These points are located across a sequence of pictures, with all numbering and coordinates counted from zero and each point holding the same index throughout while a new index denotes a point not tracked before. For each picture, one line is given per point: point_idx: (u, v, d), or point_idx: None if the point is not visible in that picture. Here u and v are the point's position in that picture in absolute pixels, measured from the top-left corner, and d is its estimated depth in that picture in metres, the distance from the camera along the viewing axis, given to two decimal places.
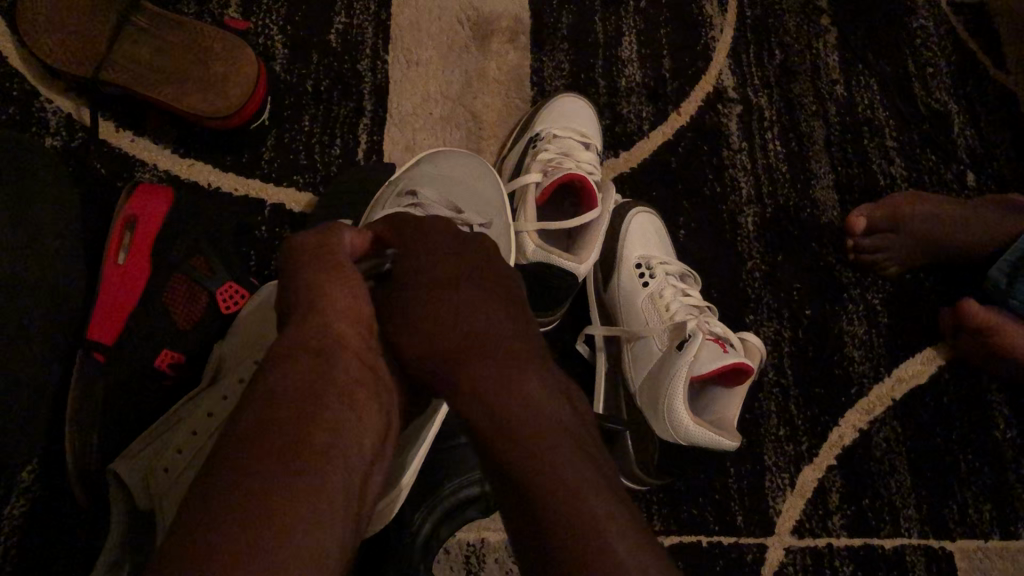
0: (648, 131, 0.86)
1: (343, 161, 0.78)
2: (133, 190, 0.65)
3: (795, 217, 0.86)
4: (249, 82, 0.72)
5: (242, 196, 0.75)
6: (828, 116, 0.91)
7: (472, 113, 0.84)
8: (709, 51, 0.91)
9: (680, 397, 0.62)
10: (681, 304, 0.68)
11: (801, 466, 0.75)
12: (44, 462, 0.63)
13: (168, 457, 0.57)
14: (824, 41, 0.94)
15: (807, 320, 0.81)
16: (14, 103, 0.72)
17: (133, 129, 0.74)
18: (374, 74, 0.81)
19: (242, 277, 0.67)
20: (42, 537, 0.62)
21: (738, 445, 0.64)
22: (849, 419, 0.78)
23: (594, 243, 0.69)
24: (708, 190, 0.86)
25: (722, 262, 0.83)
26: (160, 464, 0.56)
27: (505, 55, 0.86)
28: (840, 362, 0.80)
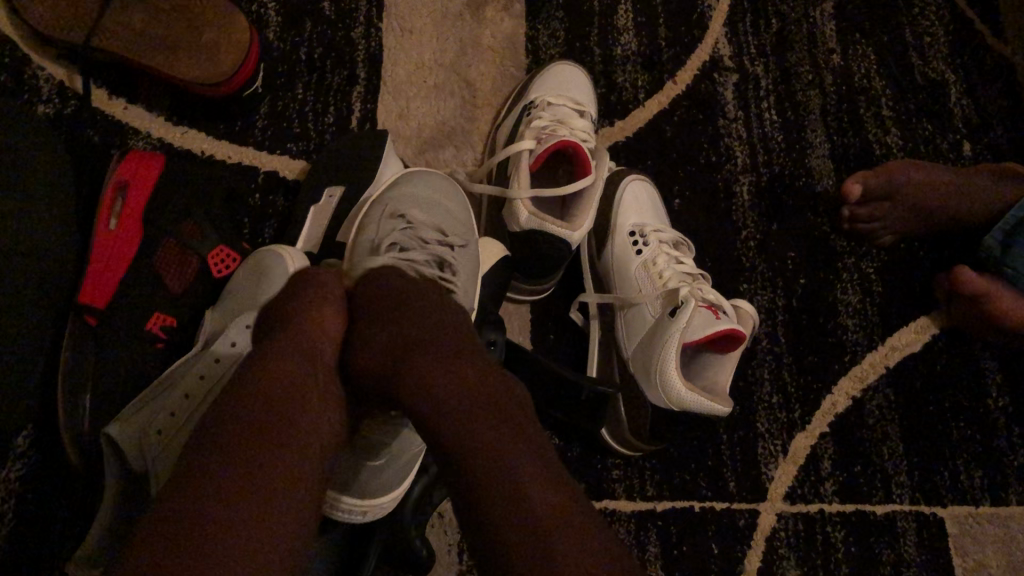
0: (644, 99, 0.86)
1: (337, 130, 0.78)
2: (125, 158, 0.64)
3: (790, 186, 0.86)
4: (242, 49, 0.71)
5: (235, 164, 0.74)
6: (824, 85, 0.91)
7: (467, 81, 0.84)
8: (705, 20, 0.91)
9: (673, 362, 0.63)
10: (674, 271, 0.68)
11: (793, 433, 0.75)
12: (40, 426, 0.63)
13: (162, 422, 0.57)
14: (820, 10, 0.94)
15: (801, 289, 0.81)
16: (6, 71, 0.72)
17: (125, 97, 0.74)
18: (368, 41, 0.81)
19: (236, 243, 0.67)
20: (36, 500, 0.62)
21: (730, 411, 0.64)
22: (842, 387, 0.78)
23: (588, 210, 0.69)
24: (704, 159, 0.85)
25: (718, 230, 0.83)
26: (154, 431, 0.56)
27: (500, 23, 0.85)
28: (833, 331, 0.80)
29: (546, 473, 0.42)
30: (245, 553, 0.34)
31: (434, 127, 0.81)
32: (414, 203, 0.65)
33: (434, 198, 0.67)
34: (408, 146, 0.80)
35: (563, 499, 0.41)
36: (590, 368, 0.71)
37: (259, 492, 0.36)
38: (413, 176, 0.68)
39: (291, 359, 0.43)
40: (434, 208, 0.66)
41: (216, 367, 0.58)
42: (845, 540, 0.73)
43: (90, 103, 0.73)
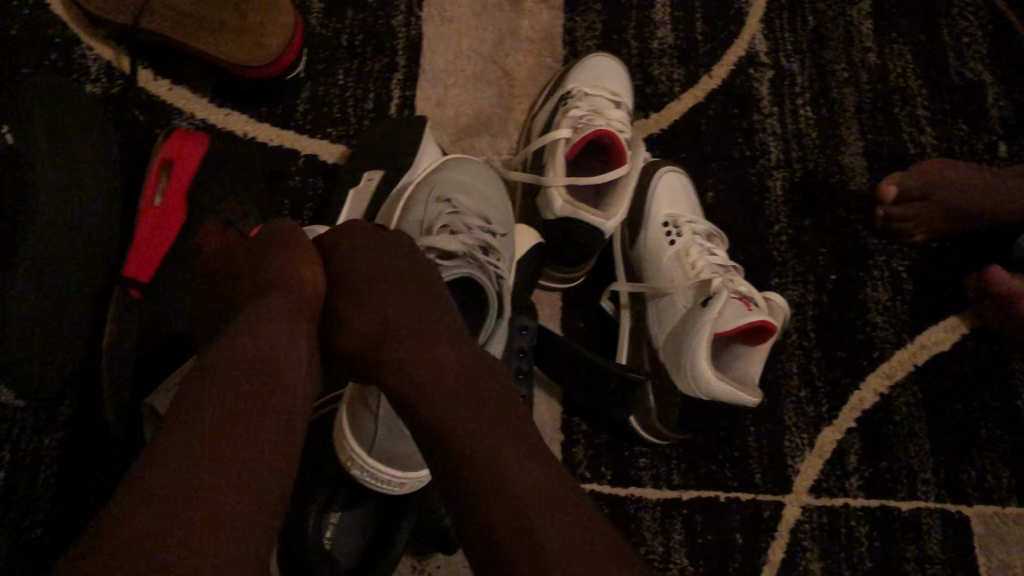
0: (679, 93, 0.87)
1: (376, 115, 0.79)
2: (169, 136, 0.66)
3: (823, 183, 0.86)
4: (287, 35, 0.73)
5: (277, 147, 0.76)
6: (860, 83, 0.91)
7: (504, 71, 0.84)
8: (742, 15, 0.91)
9: (703, 352, 0.63)
10: (706, 263, 0.69)
11: (820, 427, 0.76)
12: (81, 395, 0.66)
13: None
14: (858, 8, 0.94)
15: (831, 285, 0.82)
16: (55, 50, 0.74)
17: (171, 78, 0.76)
18: (409, 30, 0.82)
19: (276, 223, 0.69)
20: (78, 467, 0.64)
21: (758, 402, 0.65)
22: (869, 383, 0.78)
23: (622, 201, 0.70)
24: (738, 154, 0.86)
25: (750, 224, 0.83)
26: None
27: (539, 14, 0.86)
28: (863, 327, 0.80)
29: (526, 456, 0.45)
30: (227, 519, 0.37)
31: (471, 115, 0.82)
32: (463, 189, 0.66)
33: (479, 185, 0.68)
34: (445, 133, 0.81)
35: (547, 480, 0.44)
36: (620, 356, 0.72)
37: (239, 471, 0.39)
38: (459, 163, 0.69)
39: (275, 322, 0.46)
40: (480, 195, 0.67)
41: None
42: (869, 535, 0.74)
43: (136, 84, 0.75)
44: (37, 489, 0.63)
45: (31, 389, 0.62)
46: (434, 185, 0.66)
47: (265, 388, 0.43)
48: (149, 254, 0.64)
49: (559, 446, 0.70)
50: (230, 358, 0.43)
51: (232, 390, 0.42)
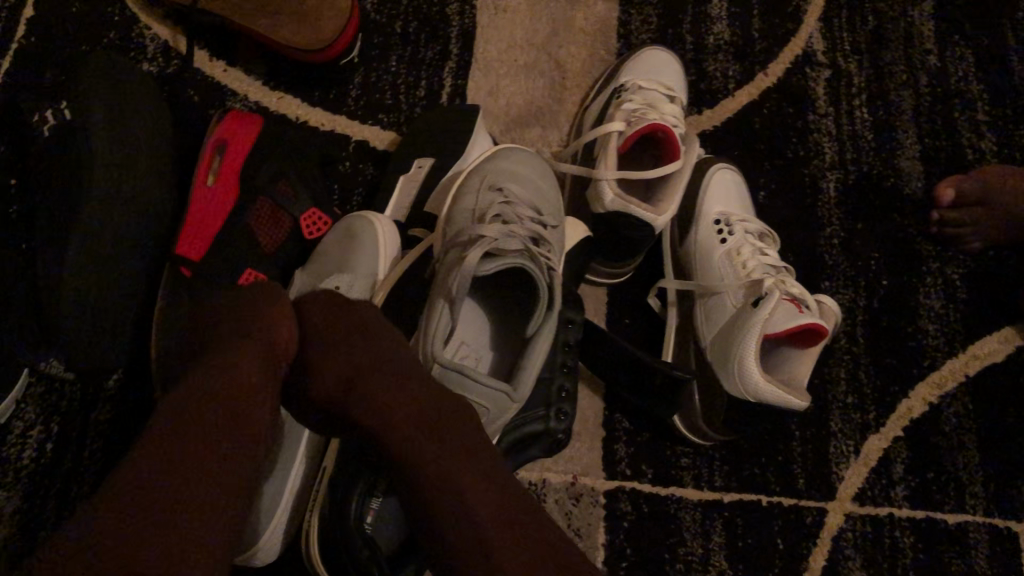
0: (733, 90, 0.86)
1: (428, 103, 0.79)
2: (223, 118, 0.66)
3: (877, 186, 0.85)
4: (343, 17, 0.72)
5: (328, 132, 0.76)
6: (918, 85, 0.89)
7: (557, 62, 0.84)
8: (800, 13, 0.90)
9: (751, 353, 0.62)
10: (758, 263, 0.68)
11: (866, 435, 0.74)
12: (130, 372, 0.66)
13: None
14: (919, 9, 0.92)
15: (882, 291, 0.80)
16: (114, 29, 0.75)
17: (226, 59, 0.76)
18: (463, 18, 0.82)
19: (326, 206, 0.69)
20: (123, 441, 0.65)
21: (806, 406, 0.63)
22: (919, 392, 0.77)
23: (673, 196, 0.69)
24: (791, 153, 0.85)
25: (802, 225, 0.82)
26: None
27: (594, 5, 0.86)
28: (914, 335, 0.79)
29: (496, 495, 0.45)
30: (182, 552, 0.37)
31: (523, 105, 0.82)
32: (514, 179, 0.66)
33: (529, 175, 0.67)
34: (496, 123, 0.81)
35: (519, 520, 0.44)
36: (665, 353, 0.71)
37: (197, 510, 0.40)
38: (511, 153, 0.68)
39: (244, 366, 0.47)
40: (530, 185, 0.66)
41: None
42: (914, 546, 0.72)
43: (192, 64, 0.75)
44: (83, 462, 0.64)
45: (82, 363, 0.63)
46: (485, 175, 0.65)
47: (230, 429, 0.44)
48: (201, 233, 0.65)
49: (601, 442, 0.70)
50: (196, 400, 0.44)
51: (198, 426, 0.43)
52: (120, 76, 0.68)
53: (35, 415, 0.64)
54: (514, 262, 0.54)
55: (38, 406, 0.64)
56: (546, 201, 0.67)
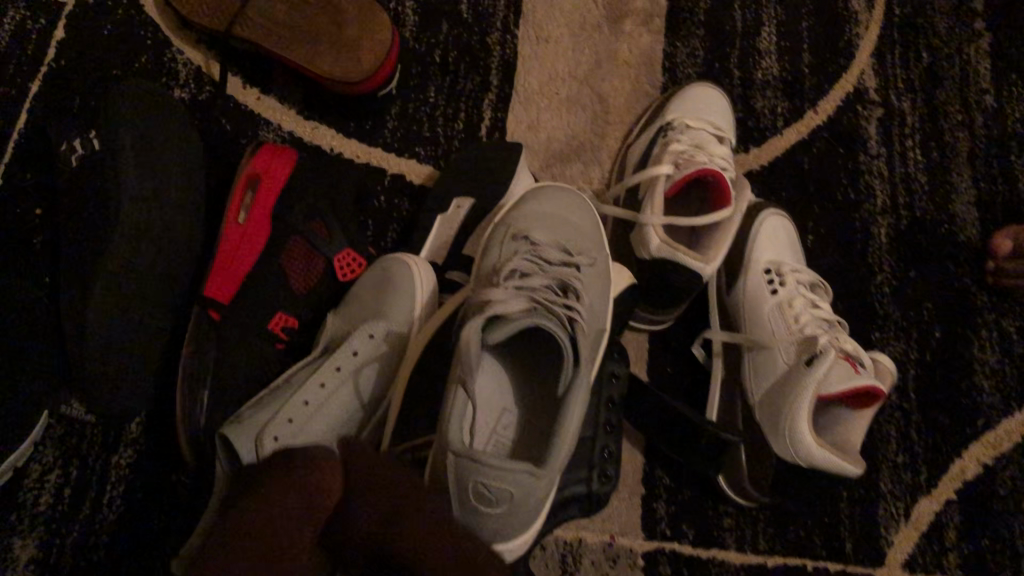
0: (782, 128, 0.83)
1: (466, 137, 0.76)
2: (257, 150, 0.63)
3: (930, 232, 0.81)
4: (384, 47, 0.70)
5: (363, 165, 0.73)
6: (974, 127, 0.86)
7: (600, 95, 0.81)
8: (852, 48, 0.86)
9: (805, 416, 0.59)
10: (811, 316, 0.65)
11: (917, 497, 0.71)
12: (153, 414, 0.64)
13: (280, 424, 0.56)
14: (976, 45, 0.88)
15: (935, 343, 0.77)
16: (147, 52, 0.73)
17: (260, 87, 0.74)
18: (504, 48, 0.79)
19: (360, 245, 0.66)
20: (144, 486, 0.62)
21: (860, 471, 0.60)
22: (973, 452, 0.73)
23: (722, 243, 0.66)
24: (841, 196, 0.81)
25: (851, 272, 0.79)
26: (270, 432, 0.55)
27: (638, 37, 0.83)
28: (967, 391, 0.75)
29: None
30: None
31: (564, 140, 0.79)
32: (544, 223, 0.63)
33: (565, 218, 0.64)
34: (536, 158, 0.78)
35: None
36: (710, 413, 0.67)
37: None
38: (549, 193, 0.65)
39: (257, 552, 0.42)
40: (565, 227, 0.63)
41: (336, 378, 0.59)
42: None
43: (225, 90, 0.73)
44: (102, 508, 0.61)
45: (103, 405, 0.61)
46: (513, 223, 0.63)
47: None
48: (231, 272, 0.62)
49: (640, 499, 0.67)
50: None
51: None
52: (151, 104, 0.66)
53: (54, 457, 0.62)
54: (529, 322, 0.51)
55: (56, 447, 0.62)
56: (585, 243, 0.63)
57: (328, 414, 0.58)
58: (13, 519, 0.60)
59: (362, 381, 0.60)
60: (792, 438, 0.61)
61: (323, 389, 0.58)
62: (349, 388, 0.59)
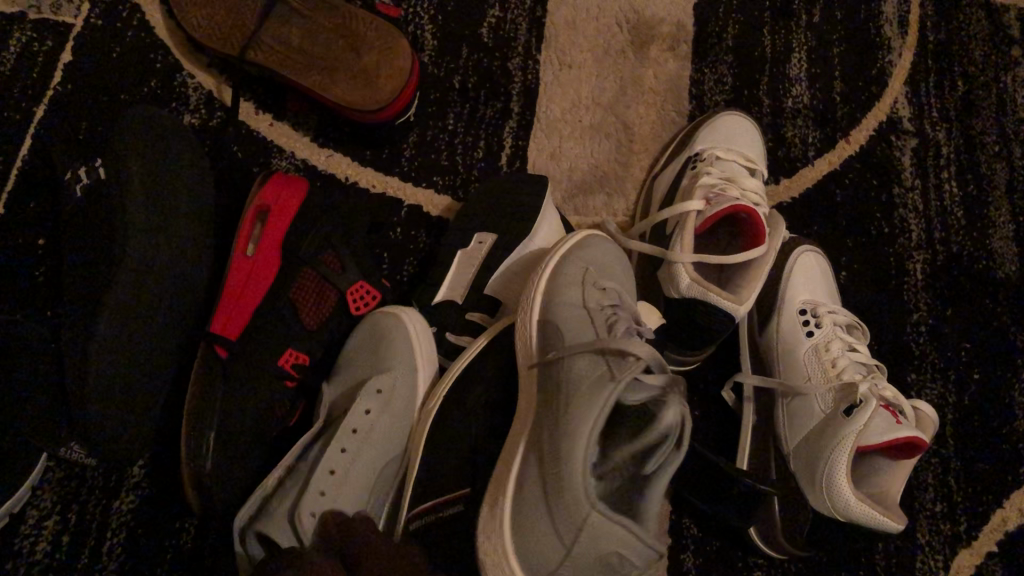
0: (813, 158, 0.80)
1: (485, 166, 0.73)
2: (266, 181, 0.61)
3: (967, 268, 0.78)
4: (400, 75, 0.67)
5: (379, 194, 0.71)
6: (1010, 159, 0.83)
7: (624, 123, 0.78)
8: (885, 76, 0.83)
9: (844, 468, 0.56)
10: (848, 361, 0.62)
11: (957, 549, 0.67)
12: (157, 455, 0.61)
13: (311, 500, 0.55)
14: (1012, 74, 0.85)
15: (974, 386, 0.73)
16: (156, 76, 0.70)
17: (273, 113, 0.71)
18: (525, 73, 0.76)
19: (375, 280, 0.63)
20: (146, 532, 0.60)
21: (902, 527, 0.57)
22: (1015, 501, 0.69)
23: (756, 282, 0.63)
24: (874, 230, 0.78)
25: (884, 309, 0.75)
26: (305, 511, 0.55)
27: (664, 63, 0.80)
28: (1007, 436, 0.72)
29: None
30: None
31: (587, 169, 0.76)
32: (606, 278, 0.62)
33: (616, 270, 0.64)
34: (557, 188, 0.75)
35: None
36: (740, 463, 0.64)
37: None
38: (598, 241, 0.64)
39: None
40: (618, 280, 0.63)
41: (355, 440, 0.57)
42: None
43: (237, 116, 0.70)
44: (103, 555, 0.59)
45: (105, 449, 0.58)
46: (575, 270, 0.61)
47: None
48: (239, 312, 0.60)
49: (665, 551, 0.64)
50: None
51: None
52: (160, 131, 0.63)
53: (52, 501, 0.59)
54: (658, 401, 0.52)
55: (55, 491, 0.59)
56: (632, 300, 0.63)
57: (355, 476, 0.57)
58: (9, 568, 0.58)
59: (380, 434, 0.58)
60: (832, 492, 0.57)
61: (344, 453, 0.57)
62: (369, 445, 0.58)
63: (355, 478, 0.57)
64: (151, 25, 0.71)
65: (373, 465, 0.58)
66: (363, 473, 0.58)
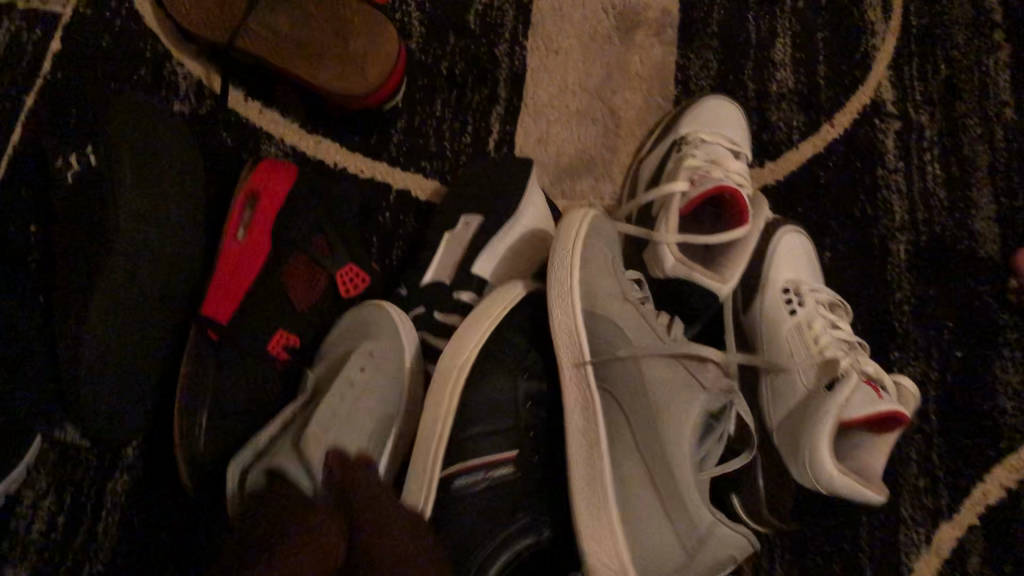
0: (796, 141, 0.81)
1: (473, 151, 0.74)
2: (257, 164, 0.62)
3: (951, 247, 0.79)
4: (389, 62, 0.68)
5: (368, 180, 0.72)
6: (993, 140, 0.84)
7: (610, 108, 0.79)
8: (868, 60, 0.84)
9: (827, 442, 0.57)
10: (831, 338, 0.63)
11: (939, 522, 0.69)
12: (150, 437, 0.62)
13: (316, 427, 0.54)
14: (996, 56, 0.86)
15: (957, 363, 0.74)
16: (145, 65, 0.71)
17: (261, 100, 0.72)
18: (512, 60, 0.77)
19: (364, 262, 0.64)
20: (140, 512, 0.61)
21: (883, 500, 0.58)
22: (996, 476, 0.71)
23: (740, 260, 0.64)
24: (858, 212, 0.79)
25: (867, 289, 0.77)
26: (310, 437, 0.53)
27: (650, 48, 0.80)
28: (990, 412, 0.73)
29: None
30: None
31: (574, 154, 0.77)
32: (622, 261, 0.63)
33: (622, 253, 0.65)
34: (545, 173, 0.76)
35: None
36: None
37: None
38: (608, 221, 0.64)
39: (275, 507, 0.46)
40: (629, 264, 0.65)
41: (349, 389, 0.57)
42: None
43: (226, 104, 0.71)
44: (98, 535, 0.60)
45: (98, 431, 0.59)
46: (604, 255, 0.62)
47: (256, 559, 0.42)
48: (231, 291, 0.60)
49: None
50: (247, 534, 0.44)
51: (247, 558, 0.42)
52: (151, 118, 0.64)
53: (47, 483, 0.60)
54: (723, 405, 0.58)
55: (50, 474, 0.60)
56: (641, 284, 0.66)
57: (355, 420, 0.56)
58: (7, 548, 0.59)
59: (374, 389, 0.58)
60: (815, 466, 0.59)
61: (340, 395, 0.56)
62: (362, 401, 0.57)
63: (355, 425, 0.56)
64: (139, 14, 0.72)
65: (369, 419, 0.57)
66: (353, 427, 0.56)
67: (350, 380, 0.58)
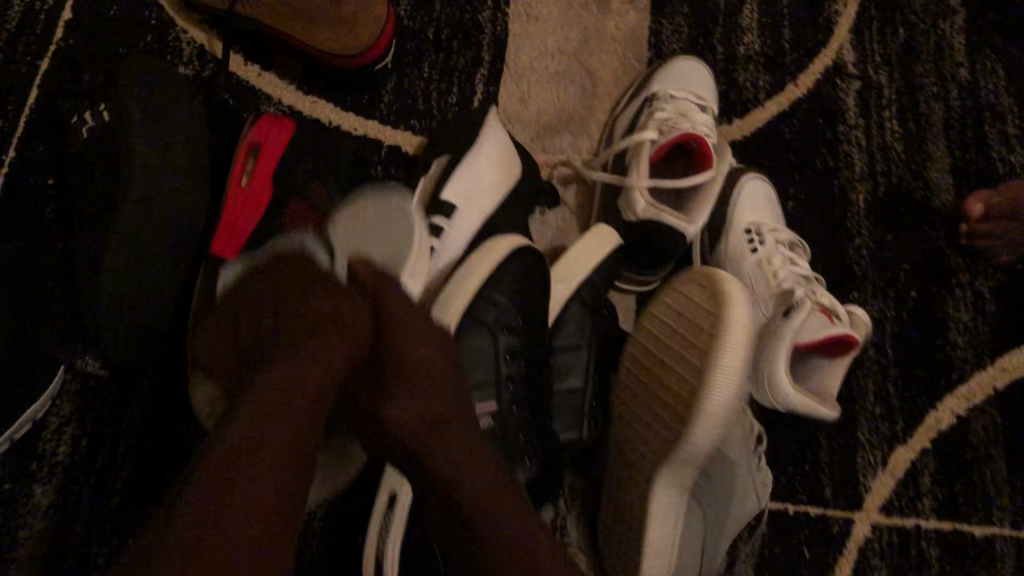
0: (763, 100, 0.86)
1: (459, 110, 0.79)
2: (258, 120, 0.68)
3: (907, 197, 0.84)
4: (378, 28, 0.73)
5: (361, 136, 0.77)
6: (948, 98, 0.89)
7: (588, 70, 0.84)
8: (830, 25, 0.89)
9: (782, 365, 0.63)
10: (788, 273, 0.68)
11: (894, 445, 0.74)
12: (163, 370, 0.67)
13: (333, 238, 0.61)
14: (950, 21, 0.91)
15: (912, 302, 0.80)
16: (151, 31, 0.76)
17: (261, 64, 0.77)
18: (495, 25, 0.82)
19: None
20: (155, 438, 0.66)
21: (835, 415, 0.64)
22: (947, 404, 0.77)
23: (706, 203, 0.69)
24: (820, 164, 0.85)
25: (829, 235, 0.82)
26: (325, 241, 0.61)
27: (625, 14, 0.86)
28: (942, 346, 0.79)
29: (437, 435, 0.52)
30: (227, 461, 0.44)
31: (554, 112, 0.82)
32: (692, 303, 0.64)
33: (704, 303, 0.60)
34: (524, 130, 0.81)
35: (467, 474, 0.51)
36: None
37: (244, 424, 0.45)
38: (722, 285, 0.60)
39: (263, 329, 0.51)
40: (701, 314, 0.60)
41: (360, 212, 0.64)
42: (940, 557, 0.72)
43: (227, 68, 0.76)
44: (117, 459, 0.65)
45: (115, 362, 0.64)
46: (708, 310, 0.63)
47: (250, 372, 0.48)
48: (236, 237, 0.65)
49: None
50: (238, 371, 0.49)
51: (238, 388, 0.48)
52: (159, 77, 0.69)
53: (69, 412, 0.65)
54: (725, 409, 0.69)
55: (72, 403, 0.65)
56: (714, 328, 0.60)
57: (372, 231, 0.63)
58: (32, 469, 0.64)
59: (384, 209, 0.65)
60: (773, 386, 0.64)
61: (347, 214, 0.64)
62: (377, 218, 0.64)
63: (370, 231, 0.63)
64: None
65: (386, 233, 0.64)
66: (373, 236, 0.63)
67: (365, 212, 0.65)
